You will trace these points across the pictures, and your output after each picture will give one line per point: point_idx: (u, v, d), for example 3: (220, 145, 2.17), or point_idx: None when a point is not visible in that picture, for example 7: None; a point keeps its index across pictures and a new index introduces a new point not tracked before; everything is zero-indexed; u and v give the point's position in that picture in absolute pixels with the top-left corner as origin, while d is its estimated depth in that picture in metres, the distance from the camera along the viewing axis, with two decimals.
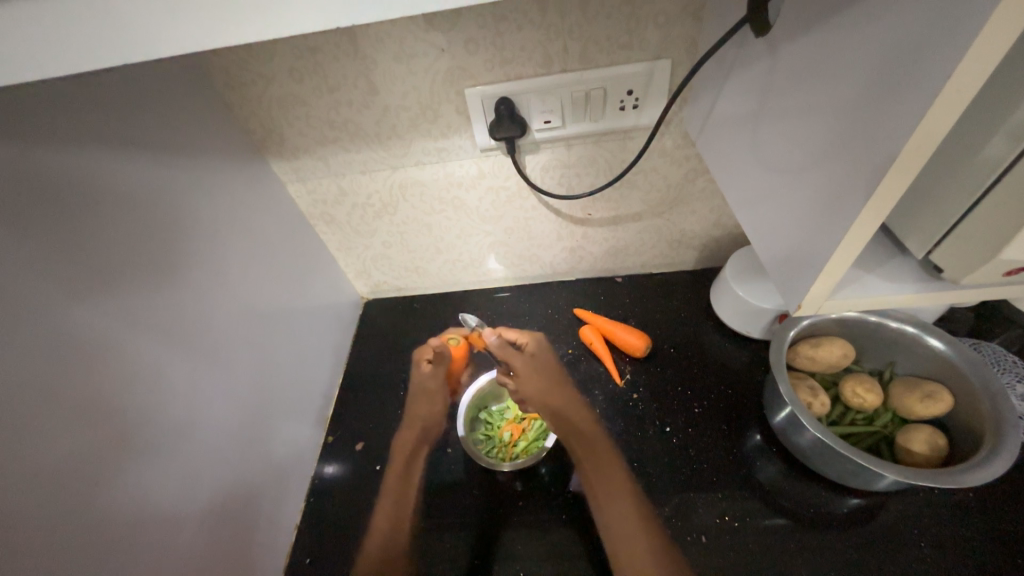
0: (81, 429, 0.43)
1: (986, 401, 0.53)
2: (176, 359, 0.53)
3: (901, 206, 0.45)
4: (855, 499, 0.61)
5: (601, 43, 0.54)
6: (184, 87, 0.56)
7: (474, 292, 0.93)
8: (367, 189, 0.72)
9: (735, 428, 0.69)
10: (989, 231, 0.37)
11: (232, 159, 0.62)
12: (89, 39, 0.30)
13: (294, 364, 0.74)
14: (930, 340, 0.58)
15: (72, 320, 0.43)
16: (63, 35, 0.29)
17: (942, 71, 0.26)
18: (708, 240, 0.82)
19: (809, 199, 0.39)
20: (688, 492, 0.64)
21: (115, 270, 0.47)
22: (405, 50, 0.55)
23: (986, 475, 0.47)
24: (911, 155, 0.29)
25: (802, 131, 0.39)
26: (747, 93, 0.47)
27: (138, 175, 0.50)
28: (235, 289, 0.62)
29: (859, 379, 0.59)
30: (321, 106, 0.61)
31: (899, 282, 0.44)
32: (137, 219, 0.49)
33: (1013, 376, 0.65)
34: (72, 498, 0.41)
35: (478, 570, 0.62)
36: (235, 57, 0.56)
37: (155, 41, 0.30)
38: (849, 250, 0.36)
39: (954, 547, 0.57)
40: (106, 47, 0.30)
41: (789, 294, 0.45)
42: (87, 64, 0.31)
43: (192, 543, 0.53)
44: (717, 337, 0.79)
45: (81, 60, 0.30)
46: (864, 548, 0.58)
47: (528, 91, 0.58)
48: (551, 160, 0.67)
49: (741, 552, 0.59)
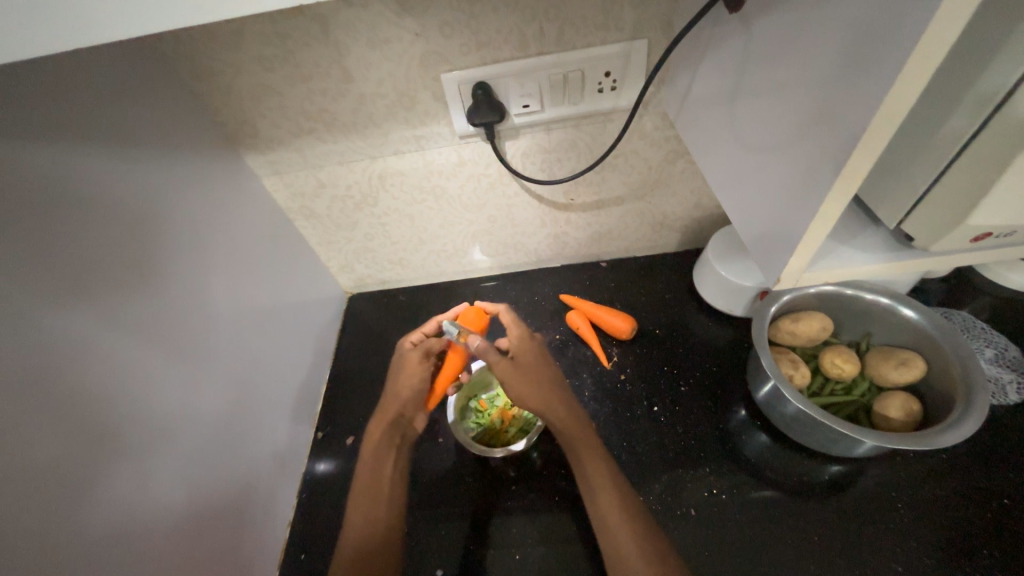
0: (62, 435, 0.41)
1: (956, 365, 0.55)
2: (157, 359, 0.51)
3: (874, 180, 0.46)
4: (836, 466, 0.64)
5: (578, 24, 0.54)
6: (147, 78, 0.53)
7: (459, 283, 0.93)
8: (346, 179, 0.71)
9: (720, 404, 0.70)
10: (957, 199, 0.39)
11: (204, 153, 0.60)
12: (40, 24, 0.28)
13: (278, 360, 0.72)
14: (903, 310, 0.60)
15: (39, 323, 0.41)
16: (22, 19, 0.28)
17: (908, 40, 0.27)
18: (690, 221, 0.83)
19: (786, 173, 0.40)
20: (677, 468, 0.66)
21: (87, 270, 0.45)
22: (379, 35, 0.53)
23: (957, 435, 0.50)
24: (880, 128, 0.30)
25: (776, 108, 0.40)
26: (723, 71, 0.47)
27: (101, 171, 0.47)
28: (214, 287, 0.60)
29: (838, 350, 0.61)
30: (294, 96, 0.59)
31: (873, 253, 0.46)
32: (106, 217, 0.47)
33: (982, 342, 0.68)
34: (54, 507, 0.40)
35: (474, 555, 0.63)
36: (200, 45, 0.54)
37: (123, 26, 0.29)
38: (823, 224, 0.37)
39: (929, 505, 0.60)
40: (67, 30, 0.29)
41: (768, 270, 0.46)
42: (44, 49, 0.29)
43: (181, 546, 0.52)
44: (700, 316, 0.80)
45: (39, 46, 0.29)
46: (845, 511, 0.60)
47: (505, 75, 0.58)
48: (531, 146, 0.67)
49: (729, 523, 0.61)
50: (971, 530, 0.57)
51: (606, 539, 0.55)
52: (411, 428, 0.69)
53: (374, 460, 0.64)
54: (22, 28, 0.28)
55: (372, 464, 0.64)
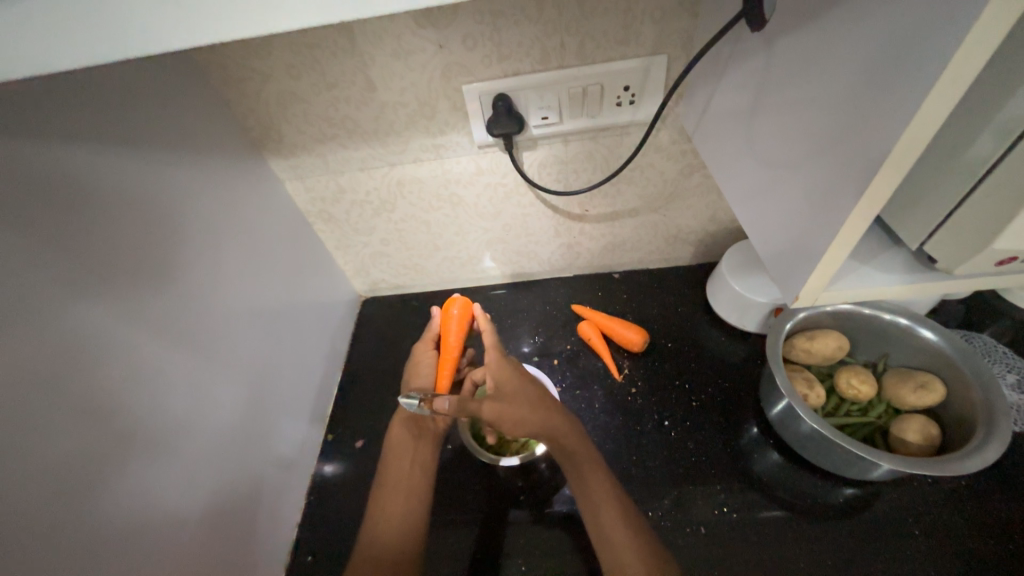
0: (83, 430, 0.42)
1: (978, 391, 0.54)
2: (176, 357, 0.52)
3: (896, 200, 0.46)
4: (851, 489, 0.62)
5: (599, 39, 0.55)
6: (178, 82, 0.55)
7: (472, 289, 0.93)
8: (365, 185, 0.72)
9: (732, 421, 0.70)
10: (981, 221, 0.38)
11: (230, 156, 0.62)
12: (92, 32, 0.30)
13: (292, 362, 0.73)
14: (922, 331, 0.60)
15: (69, 318, 0.42)
16: (78, 30, 0.29)
17: (937, 62, 0.27)
18: (705, 235, 0.82)
19: (806, 191, 0.40)
20: (687, 484, 0.65)
21: (114, 269, 0.46)
22: (403, 46, 0.54)
23: (978, 462, 0.49)
24: (904, 150, 0.30)
25: (797, 127, 0.40)
26: (744, 88, 0.48)
27: (131, 172, 0.49)
28: (234, 286, 0.62)
29: (854, 371, 0.60)
30: (318, 103, 0.61)
31: (894, 274, 0.45)
32: (134, 217, 0.49)
33: (1002, 366, 0.67)
34: (72, 502, 0.41)
35: (480, 566, 0.63)
36: (231, 53, 0.56)
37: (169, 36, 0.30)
38: (844, 245, 0.37)
39: (948, 533, 0.58)
40: (117, 41, 0.30)
41: (786, 288, 0.45)
42: (92, 57, 0.31)
43: (194, 545, 0.53)
44: (714, 331, 0.79)
45: (87, 52, 0.30)
46: (859, 536, 0.59)
47: (526, 87, 0.59)
48: (549, 157, 0.67)
49: (739, 543, 0.60)
50: (991, 560, 0.56)
51: (610, 561, 0.55)
52: (438, 422, 0.71)
53: (397, 459, 0.67)
54: (76, 39, 0.30)
55: (394, 464, 0.67)
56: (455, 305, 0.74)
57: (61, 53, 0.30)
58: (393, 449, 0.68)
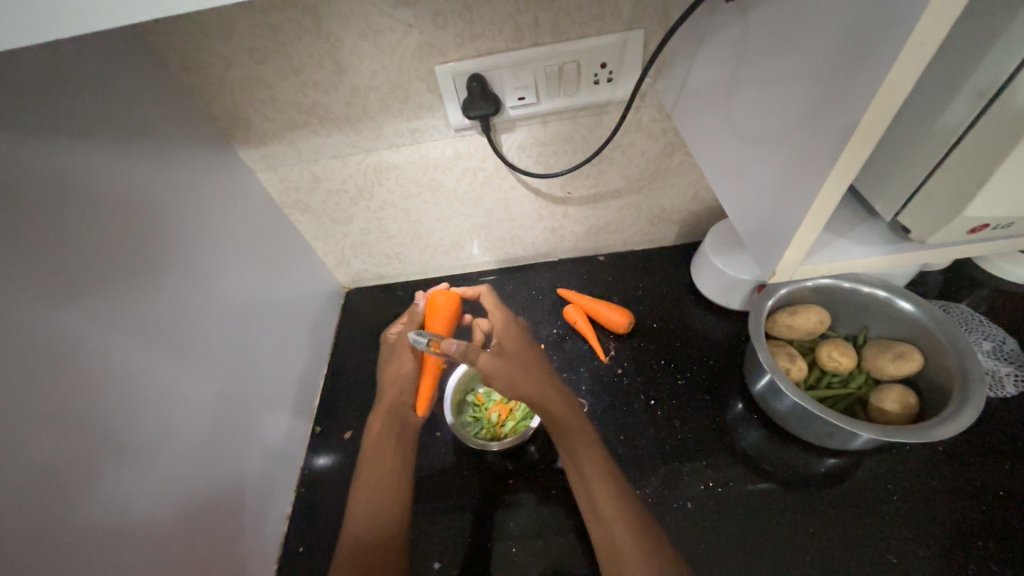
0: (56, 435, 0.41)
1: (954, 359, 0.56)
2: (150, 355, 0.51)
3: (872, 172, 0.46)
4: (833, 459, 0.64)
5: (572, 14, 0.53)
6: (135, 70, 0.53)
7: (457, 277, 0.92)
8: (341, 173, 0.70)
9: (717, 399, 0.70)
10: (952, 191, 0.39)
11: (196, 147, 0.60)
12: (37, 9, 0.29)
13: (273, 355, 0.72)
14: (900, 302, 0.61)
15: (36, 320, 0.41)
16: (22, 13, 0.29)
17: (907, 21, 0.26)
18: (687, 214, 0.82)
19: (781, 166, 0.40)
20: (674, 462, 0.66)
21: (77, 265, 0.44)
22: (371, 25, 0.53)
23: (954, 428, 0.50)
24: (873, 122, 0.30)
25: (772, 100, 0.39)
26: (719, 61, 0.47)
27: (91, 166, 0.47)
28: (210, 281, 0.60)
29: (834, 344, 0.61)
30: (287, 89, 0.59)
31: (868, 246, 0.46)
32: (96, 210, 0.46)
33: (979, 334, 0.69)
34: (47, 508, 0.40)
35: (471, 550, 0.63)
36: (190, 37, 0.53)
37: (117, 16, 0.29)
38: (817, 218, 0.37)
39: (926, 497, 0.60)
40: (63, 21, 0.29)
41: (763, 263, 0.45)
42: (41, 37, 0.30)
43: (177, 544, 0.52)
44: (698, 310, 0.80)
45: (36, 34, 0.29)
46: (841, 504, 0.61)
47: (500, 66, 0.57)
48: (528, 139, 0.66)
49: (725, 516, 0.61)
50: (967, 522, 0.58)
51: (598, 530, 0.56)
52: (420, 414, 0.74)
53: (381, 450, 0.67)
54: (22, 22, 0.29)
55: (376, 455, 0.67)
56: (441, 297, 0.76)
57: (12, 31, 0.29)
58: (374, 443, 0.68)
